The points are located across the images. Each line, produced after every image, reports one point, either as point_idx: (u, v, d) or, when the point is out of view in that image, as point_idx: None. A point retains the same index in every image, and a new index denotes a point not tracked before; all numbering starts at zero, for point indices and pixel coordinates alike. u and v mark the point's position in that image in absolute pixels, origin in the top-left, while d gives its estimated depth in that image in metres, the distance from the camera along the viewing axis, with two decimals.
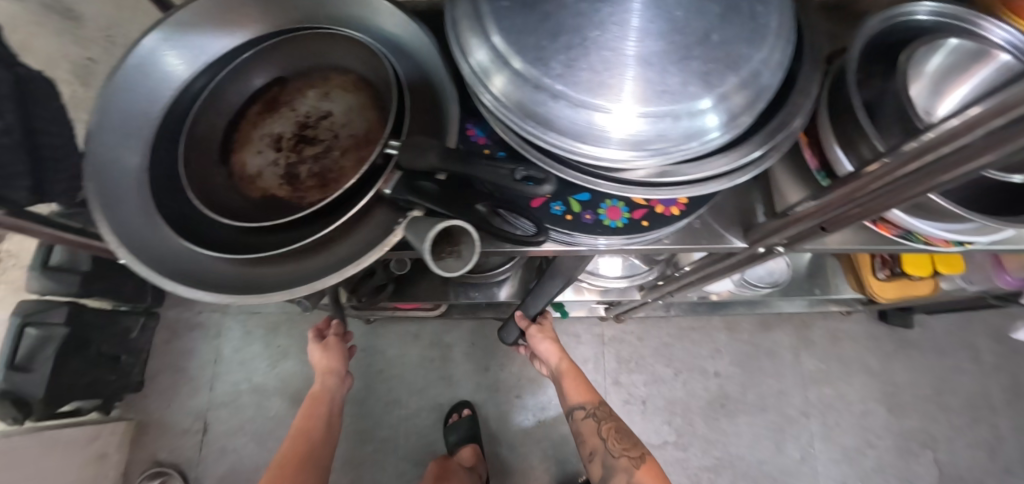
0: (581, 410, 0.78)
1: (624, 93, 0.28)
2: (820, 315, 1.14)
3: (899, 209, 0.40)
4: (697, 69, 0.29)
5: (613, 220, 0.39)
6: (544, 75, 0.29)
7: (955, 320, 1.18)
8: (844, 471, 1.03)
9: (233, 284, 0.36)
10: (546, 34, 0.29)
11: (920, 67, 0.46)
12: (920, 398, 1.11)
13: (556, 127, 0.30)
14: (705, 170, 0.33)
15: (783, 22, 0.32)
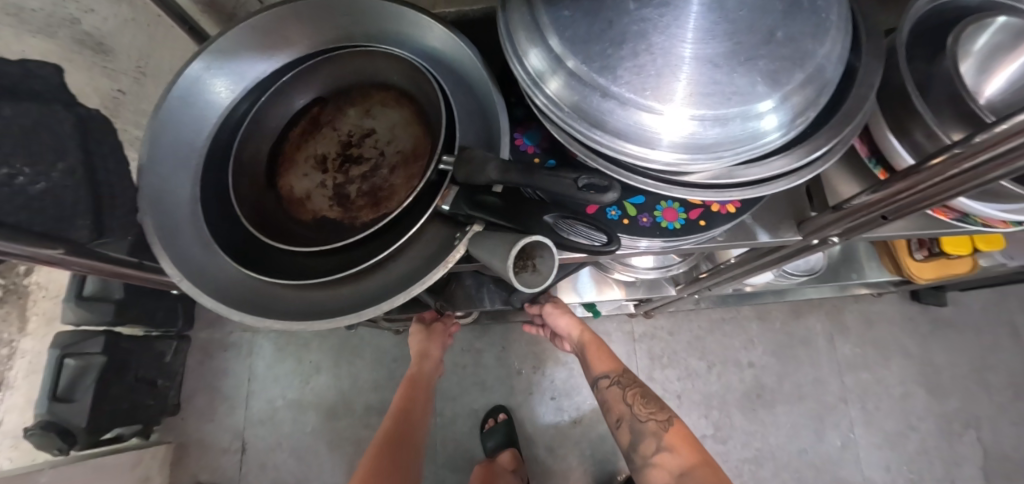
0: (605, 378, 0.70)
1: (691, 98, 0.28)
2: (851, 299, 1.12)
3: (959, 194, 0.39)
4: (763, 68, 0.29)
5: (670, 221, 0.39)
6: (611, 84, 0.29)
7: (989, 295, 1.16)
8: (886, 456, 1.02)
9: (295, 309, 0.36)
10: (609, 42, 0.29)
11: (967, 47, 0.45)
12: (959, 377, 1.09)
13: (627, 135, 0.30)
14: (766, 167, 0.33)
15: (842, 12, 0.32)
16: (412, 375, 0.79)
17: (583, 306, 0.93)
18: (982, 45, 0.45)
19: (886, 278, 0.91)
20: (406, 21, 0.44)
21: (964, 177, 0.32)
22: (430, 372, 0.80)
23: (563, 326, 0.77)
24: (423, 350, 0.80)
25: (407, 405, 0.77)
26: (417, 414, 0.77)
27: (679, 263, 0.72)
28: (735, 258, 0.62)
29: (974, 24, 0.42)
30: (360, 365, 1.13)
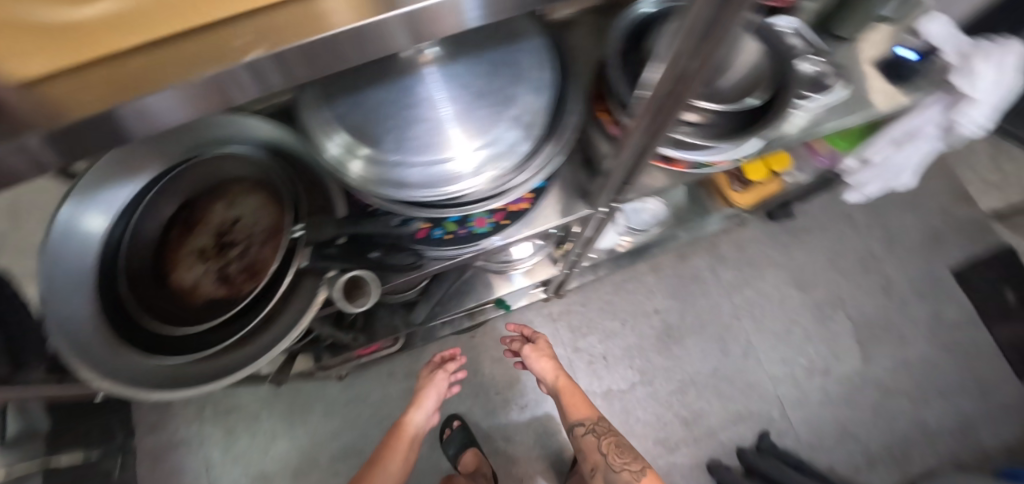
0: (582, 427, 0.91)
1: (443, 146, 0.44)
2: (722, 232, 1.29)
3: (668, 148, 0.59)
4: (481, 113, 0.45)
5: (480, 227, 0.55)
6: (389, 153, 0.44)
7: (829, 198, 1.35)
8: (782, 352, 1.21)
9: (207, 374, 0.48)
10: (378, 126, 0.45)
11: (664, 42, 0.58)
12: (820, 271, 1.28)
13: (414, 181, 0.45)
14: (518, 170, 0.47)
15: (536, 64, 0.48)
16: (407, 424, 0.93)
17: (494, 304, 1.05)
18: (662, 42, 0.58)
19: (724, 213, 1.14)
20: (243, 126, 0.54)
21: (644, 147, 0.48)
22: (418, 421, 0.95)
23: (544, 374, 0.97)
24: (418, 398, 0.96)
25: (390, 449, 0.92)
26: (394, 457, 0.92)
27: (542, 245, 0.86)
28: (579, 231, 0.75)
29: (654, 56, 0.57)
30: (313, 421, 1.16)
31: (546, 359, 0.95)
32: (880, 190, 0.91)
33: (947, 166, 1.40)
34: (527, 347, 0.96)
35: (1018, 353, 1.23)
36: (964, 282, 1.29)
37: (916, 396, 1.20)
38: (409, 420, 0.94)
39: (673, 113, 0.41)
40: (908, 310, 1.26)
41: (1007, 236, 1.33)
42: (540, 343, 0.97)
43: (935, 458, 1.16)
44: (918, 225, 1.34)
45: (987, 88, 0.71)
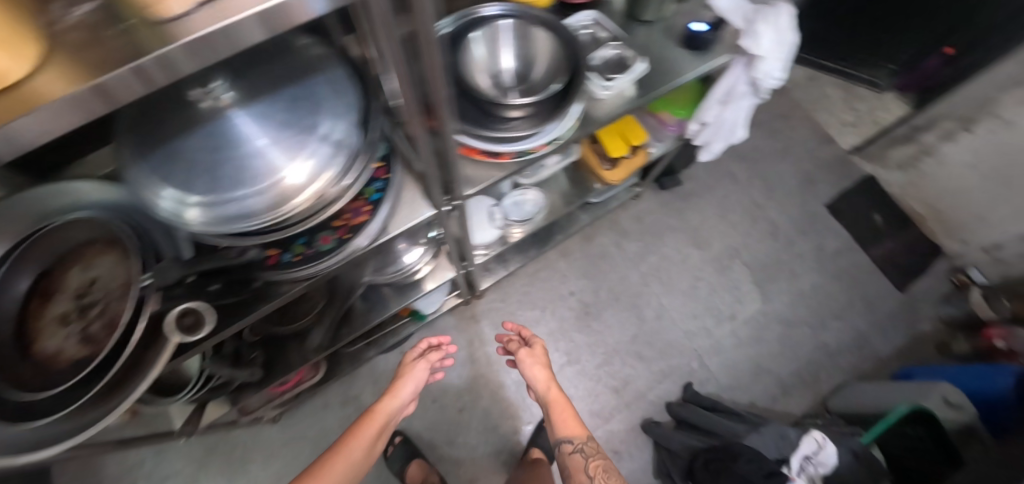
0: (569, 444, 0.87)
1: (261, 176, 0.50)
2: (621, 208, 1.39)
3: (476, 140, 0.65)
4: (287, 139, 0.51)
5: (326, 243, 0.60)
6: (216, 192, 0.50)
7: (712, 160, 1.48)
8: (691, 307, 1.31)
9: (73, 430, 0.47)
10: (200, 172, 0.50)
11: (470, 55, 0.66)
12: (714, 227, 1.40)
13: (245, 211, 0.50)
14: (329, 183, 0.51)
15: (333, 88, 0.54)
16: (380, 408, 0.90)
17: (410, 316, 1.12)
18: (471, 56, 0.66)
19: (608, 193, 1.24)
20: (79, 192, 0.59)
21: (443, 148, 0.55)
22: (390, 408, 0.92)
23: (539, 380, 0.98)
24: (398, 388, 0.96)
25: (359, 430, 0.87)
26: (358, 440, 0.85)
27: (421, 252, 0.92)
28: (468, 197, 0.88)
29: (466, 77, 0.65)
30: (254, 469, 1.15)
31: (538, 362, 0.97)
32: (722, 146, 1.00)
33: (804, 116, 1.58)
34: (522, 348, 0.98)
35: (891, 267, 1.40)
36: (837, 213, 1.44)
37: (813, 321, 1.34)
38: (382, 405, 0.92)
39: (445, 115, 0.49)
40: (794, 247, 1.40)
41: (865, 167, 1.52)
42: (535, 344, 0.99)
43: (839, 374, 1.29)
44: (791, 170, 1.49)
45: (766, 45, 0.79)
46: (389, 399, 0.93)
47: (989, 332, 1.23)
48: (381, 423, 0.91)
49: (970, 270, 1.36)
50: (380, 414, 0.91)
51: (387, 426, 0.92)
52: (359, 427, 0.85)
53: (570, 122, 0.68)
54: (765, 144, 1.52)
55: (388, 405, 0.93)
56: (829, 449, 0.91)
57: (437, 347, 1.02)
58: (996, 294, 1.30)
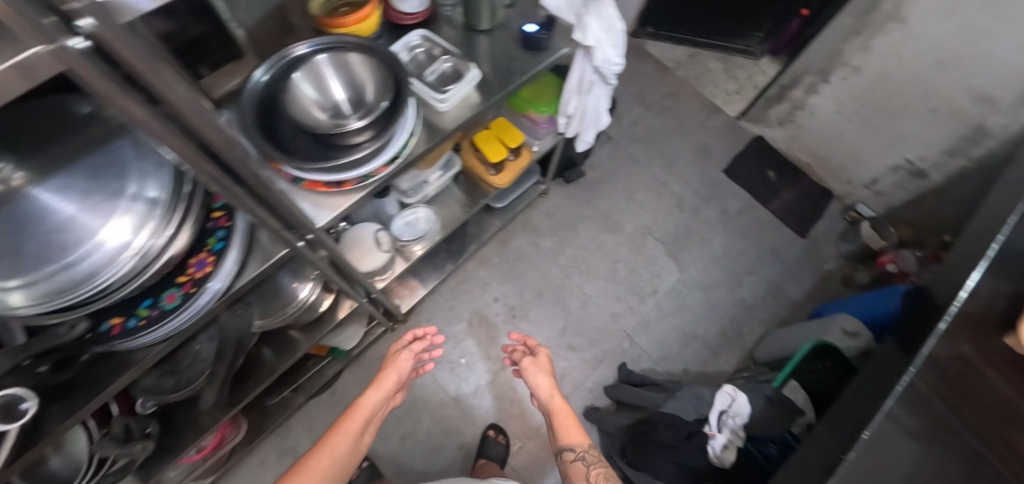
0: (571, 453, 0.88)
1: (78, 246, 0.50)
2: (531, 208, 1.44)
3: (317, 173, 0.64)
4: (93, 209, 0.52)
5: (172, 301, 0.60)
6: (33, 274, 0.49)
7: (612, 147, 1.55)
8: (613, 290, 1.37)
9: None
10: (12, 259, 0.49)
11: (299, 94, 0.67)
12: (622, 210, 1.47)
13: (70, 284, 0.49)
14: (153, 235, 0.53)
15: (139, 155, 0.56)
16: (365, 399, 0.91)
17: (330, 354, 1.13)
18: (294, 91, 0.67)
19: (502, 198, 1.31)
20: None
21: (260, 189, 0.54)
22: (373, 403, 0.93)
23: (541, 389, 0.98)
24: (383, 377, 0.96)
25: (346, 426, 0.88)
26: (344, 437, 0.86)
27: (317, 286, 0.92)
28: (340, 221, 0.91)
29: (291, 114, 0.66)
30: None
31: (539, 371, 0.98)
32: (594, 133, 1.05)
33: (690, 91, 1.67)
34: (524, 356, 0.99)
35: (790, 217, 1.51)
36: (734, 177, 1.54)
37: (729, 281, 1.42)
38: (367, 398, 0.92)
39: (240, 163, 0.49)
40: (700, 215, 1.48)
41: (752, 129, 1.62)
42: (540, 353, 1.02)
43: (760, 325, 1.37)
44: (686, 144, 1.58)
45: (597, 33, 0.83)
46: (373, 392, 0.94)
47: (882, 259, 1.36)
48: (367, 415, 0.92)
49: (858, 207, 1.49)
50: (365, 406, 0.92)
51: (372, 419, 0.94)
52: (343, 422, 0.86)
53: (406, 138, 0.70)
54: (658, 124, 1.60)
55: (375, 396, 0.94)
56: (741, 397, 0.97)
57: (422, 338, 1.02)
58: (884, 225, 1.44)
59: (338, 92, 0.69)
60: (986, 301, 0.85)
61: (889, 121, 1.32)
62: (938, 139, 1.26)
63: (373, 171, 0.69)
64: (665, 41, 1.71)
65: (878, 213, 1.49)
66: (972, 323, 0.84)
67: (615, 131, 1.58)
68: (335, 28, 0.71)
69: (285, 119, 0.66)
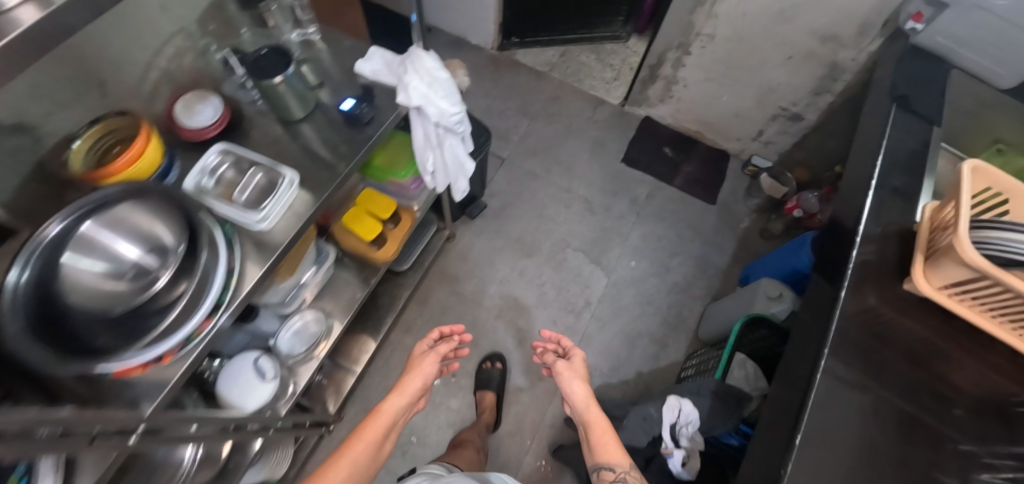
0: (610, 472, 0.82)
1: None
2: (442, 255, 1.38)
3: (130, 355, 0.53)
4: None
5: None
6: None
7: (508, 168, 1.51)
8: (546, 314, 1.33)
9: None
10: None
11: (77, 276, 0.56)
12: (535, 230, 1.43)
13: None
14: None
15: None
16: (387, 405, 0.87)
17: None
18: (68, 271, 0.55)
19: (407, 259, 1.24)
20: None
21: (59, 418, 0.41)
22: (394, 410, 0.89)
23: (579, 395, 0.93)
24: (408, 380, 0.93)
25: (368, 433, 0.84)
26: (364, 446, 0.82)
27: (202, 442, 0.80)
28: (210, 359, 0.84)
29: (78, 304, 0.54)
30: None
31: (576, 379, 0.92)
32: (467, 181, 0.99)
33: (570, 91, 1.66)
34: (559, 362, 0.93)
35: (696, 187, 1.52)
36: (634, 164, 1.54)
37: (656, 269, 1.41)
38: (389, 405, 0.88)
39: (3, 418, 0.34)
40: (612, 213, 1.47)
41: (639, 112, 1.62)
42: (575, 357, 0.95)
43: (698, 303, 1.37)
44: (579, 145, 1.56)
45: (418, 96, 0.77)
46: (396, 396, 0.91)
47: (789, 206, 1.38)
48: (388, 423, 0.87)
49: (754, 160, 1.51)
50: (387, 410, 0.88)
51: (394, 426, 0.90)
52: (365, 427, 0.82)
53: (227, 280, 0.62)
54: (548, 132, 1.57)
55: (400, 399, 0.91)
56: (686, 404, 0.94)
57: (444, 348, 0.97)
58: (780, 172, 1.46)
59: (128, 251, 0.60)
60: (880, 248, 0.83)
61: (755, 77, 1.34)
62: (802, 83, 1.30)
63: (196, 331, 0.59)
64: (532, 45, 1.73)
65: (774, 160, 1.53)
66: (872, 275, 0.81)
67: (507, 151, 1.54)
68: (106, 177, 0.60)
69: (73, 312, 0.53)
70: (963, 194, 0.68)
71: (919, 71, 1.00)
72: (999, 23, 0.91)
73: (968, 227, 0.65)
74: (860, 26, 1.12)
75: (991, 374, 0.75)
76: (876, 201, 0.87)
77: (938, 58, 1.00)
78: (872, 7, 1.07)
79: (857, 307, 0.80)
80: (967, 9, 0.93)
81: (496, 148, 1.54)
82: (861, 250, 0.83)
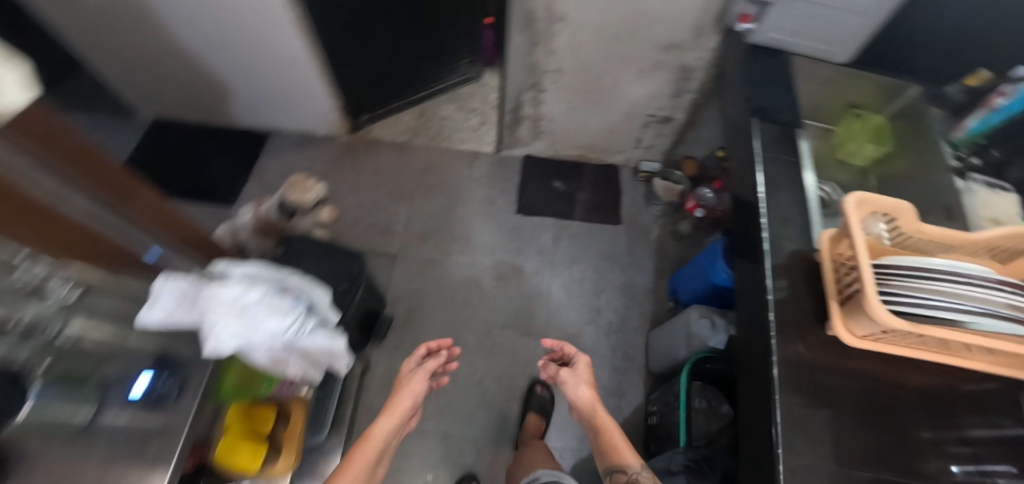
0: (623, 473, 0.90)
1: None
2: (364, 393, 1.22)
3: None
4: None
5: None
6: None
7: (403, 264, 1.37)
8: (496, 409, 1.23)
9: None
10: None
11: None
12: (454, 322, 1.31)
13: None
14: None
15: None
16: (376, 429, 0.90)
17: None
18: None
19: (325, 426, 1.09)
20: None
21: None
22: (385, 433, 0.91)
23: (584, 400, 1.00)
24: (395, 402, 0.94)
25: (359, 460, 0.87)
26: (355, 473, 0.86)
27: None
28: None
29: None
30: None
31: (583, 389, 0.98)
32: (342, 357, 0.84)
33: (442, 154, 1.56)
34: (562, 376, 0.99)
35: (599, 213, 1.47)
36: (531, 211, 1.46)
37: (589, 314, 1.35)
38: (378, 430, 0.91)
39: None
40: (526, 272, 1.38)
41: (517, 153, 1.54)
42: (579, 365, 1.03)
43: (639, 335, 1.33)
44: (470, 210, 1.46)
45: (235, 336, 0.61)
46: (386, 419, 0.93)
47: (689, 207, 1.35)
48: (378, 447, 0.90)
49: (642, 167, 1.49)
50: (378, 433, 0.91)
51: (385, 448, 0.92)
52: (352, 460, 0.84)
53: None
54: (433, 209, 1.46)
55: (393, 417, 0.94)
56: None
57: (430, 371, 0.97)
58: (669, 171, 1.44)
59: None
60: (792, 284, 0.78)
61: (615, 95, 1.29)
62: (660, 89, 1.27)
63: None
64: (386, 115, 1.63)
65: (661, 161, 1.51)
66: (797, 318, 0.76)
67: (396, 245, 1.40)
68: None
69: None
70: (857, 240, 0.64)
71: (763, 67, 0.97)
72: (817, 7, 0.88)
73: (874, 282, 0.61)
74: (693, 29, 1.09)
75: (930, 378, 0.75)
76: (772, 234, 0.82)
77: (775, 52, 0.98)
78: (700, 11, 1.04)
79: (789, 361, 0.73)
80: (785, 1, 0.89)
81: (384, 246, 1.40)
82: (775, 291, 0.77)
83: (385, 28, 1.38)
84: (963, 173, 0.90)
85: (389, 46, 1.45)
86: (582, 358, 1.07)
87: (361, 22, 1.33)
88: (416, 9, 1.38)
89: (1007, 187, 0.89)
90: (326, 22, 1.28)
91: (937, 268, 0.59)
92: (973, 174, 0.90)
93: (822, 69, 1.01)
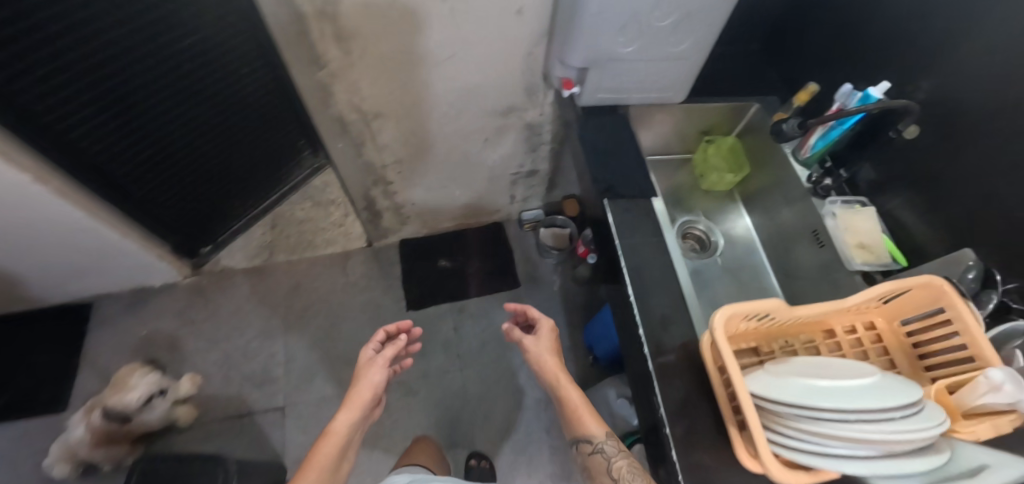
0: (590, 445, 0.78)
1: None
2: None
3: None
4: None
5: None
6: None
7: (294, 411, 1.19)
8: None
9: None
10: None
11: None
12: (370, 461, 1.15)
13: None
14: None
15: None
16: (335, 427, 0.78)
17: None
18: None
19: None
20: None
21: None
22: (345, 425, 0.80)
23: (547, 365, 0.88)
24: (357, 387, 0.84)
25: (320, 459, 0.75)
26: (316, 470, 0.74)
27: None
28: None
29: None
30: None
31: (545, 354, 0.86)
32: None
33: (309, 266, 1.39)
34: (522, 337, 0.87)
35: (493, 282, 1.38)
36: (423, 302, 1.34)
37: (512, 398, 1.25)
38: (339, 422, 0.79)
39: None
40: (433, 372, 1.27)
41: (391, 240, 1.41)
42: (544, 333, 0.91)
43: None
44: (356, 322, 1.31)
45: None
46: (346, 412, 0.81)
47: (582, 251, 1.28)
48: (341, 442, 0.79)
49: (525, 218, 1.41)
50: (338, 430, 0.79)
51: (349, 443, 0.81)
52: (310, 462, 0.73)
53: None
54: (314, 333, 1.29)
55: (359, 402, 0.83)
56: None
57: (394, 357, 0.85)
58: (552, 218, 1.38)
59: None
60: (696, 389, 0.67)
61: (470, 164, 1.18)
62: (515, 150, 1.17)
63: None
64: (231, 239, 1.42)
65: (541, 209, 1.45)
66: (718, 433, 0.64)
67: (281, 393, 1.21)
68: None
69: None
70: (732, 365, 0.56)
71: (600, 131, 0.88)
72: (639, 65, 0.80)
73: (756, 418, 0.53)
74: (524, 90, 1.00)
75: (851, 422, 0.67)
76: (659, 330, 0.71)
77: (610, 109, 0.90)
78: (522, 71, 0.96)
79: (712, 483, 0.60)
80: (604, 65, 0.80)
81: (266, 398, 1.20)
82: (681, 402, 0.66)
83: (204, 150, 1.20)
84: (821, 193, 0.86)
85: (209, 170, 1.24)
86: (548, 326, 0.94)
87: (167, 155, 1.13)
88: (225, 123, 1.19)
89: (864, 201, 0.88)
90: (126, 160, 1.06)
91: (823, 409, 0.49)
92: (831, 194, 0.86)
93: (663, 109, 0.93)
